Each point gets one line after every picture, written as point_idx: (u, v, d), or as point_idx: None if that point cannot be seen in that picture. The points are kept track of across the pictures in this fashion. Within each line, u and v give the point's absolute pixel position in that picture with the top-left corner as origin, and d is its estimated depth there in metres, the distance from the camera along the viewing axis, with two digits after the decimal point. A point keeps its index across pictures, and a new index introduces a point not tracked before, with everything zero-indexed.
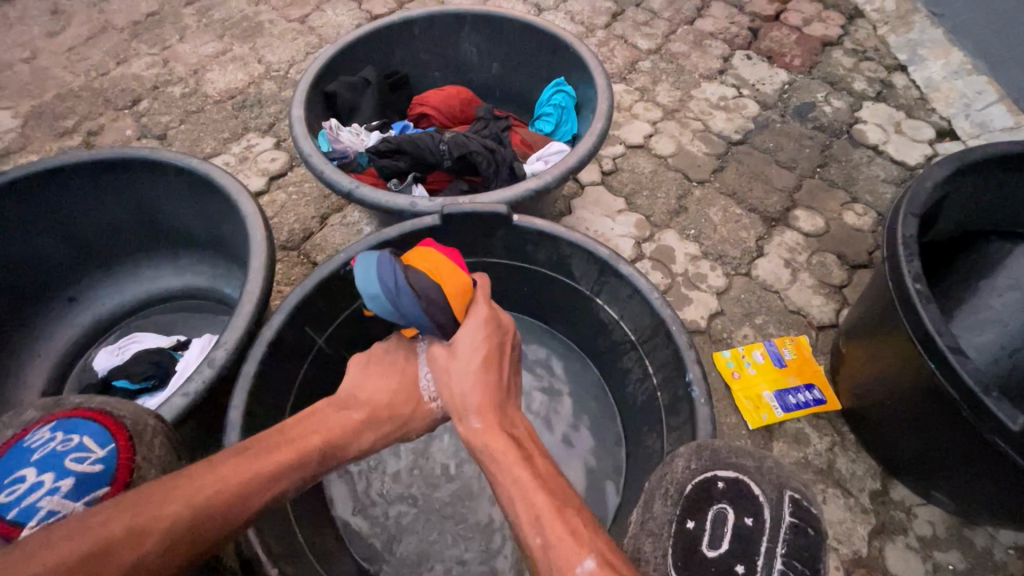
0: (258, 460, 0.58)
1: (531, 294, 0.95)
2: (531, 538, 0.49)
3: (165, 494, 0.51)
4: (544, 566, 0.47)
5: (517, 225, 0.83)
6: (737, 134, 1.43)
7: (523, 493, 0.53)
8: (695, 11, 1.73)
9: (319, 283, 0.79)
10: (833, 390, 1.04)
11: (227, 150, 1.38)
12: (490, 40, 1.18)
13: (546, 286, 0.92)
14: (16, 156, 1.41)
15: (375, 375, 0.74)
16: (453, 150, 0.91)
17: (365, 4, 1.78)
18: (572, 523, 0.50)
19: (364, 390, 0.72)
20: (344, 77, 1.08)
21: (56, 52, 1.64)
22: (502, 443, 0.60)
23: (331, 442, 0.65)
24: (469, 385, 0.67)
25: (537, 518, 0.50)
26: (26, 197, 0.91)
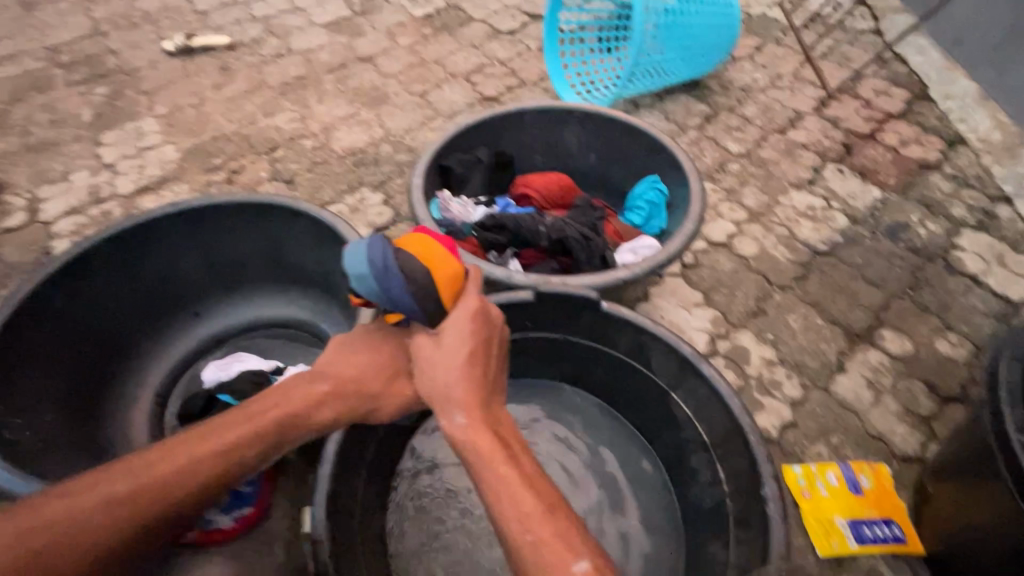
0: (216, 437, 0.71)
1: (604, 378, 0.98)
2: (523, 535, 0.62)
3: (141, 476, 0.67)
4: (534, 557, 0.61)
5: (604, 311, 0.87)
6: (823, 244, 1.43)
7: (509, 496, 0.64)
8: (787, 122, 1.80)
9: None
10: (916, 532, 0.97)
11: (342, 200, 1.55)
12: (592, 133, 1.29)
13: (622, 372, 0.94)
14: (169, 182, 1.64)
15: (350, 354, 0.82)
16: (552, 232, 0.98)
17: (478, 86, 2.00)
18: (553, 530, 0.62)
19: (340, 366, 0.81)
20: (459, 153, 1.21)
21: (218, 101, 1.94)
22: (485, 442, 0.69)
23: (287, 419, 0.75)
24: (454, 384, 0.74)
25: (525, 517, 0.62)
26: (184, 225, 1.06)
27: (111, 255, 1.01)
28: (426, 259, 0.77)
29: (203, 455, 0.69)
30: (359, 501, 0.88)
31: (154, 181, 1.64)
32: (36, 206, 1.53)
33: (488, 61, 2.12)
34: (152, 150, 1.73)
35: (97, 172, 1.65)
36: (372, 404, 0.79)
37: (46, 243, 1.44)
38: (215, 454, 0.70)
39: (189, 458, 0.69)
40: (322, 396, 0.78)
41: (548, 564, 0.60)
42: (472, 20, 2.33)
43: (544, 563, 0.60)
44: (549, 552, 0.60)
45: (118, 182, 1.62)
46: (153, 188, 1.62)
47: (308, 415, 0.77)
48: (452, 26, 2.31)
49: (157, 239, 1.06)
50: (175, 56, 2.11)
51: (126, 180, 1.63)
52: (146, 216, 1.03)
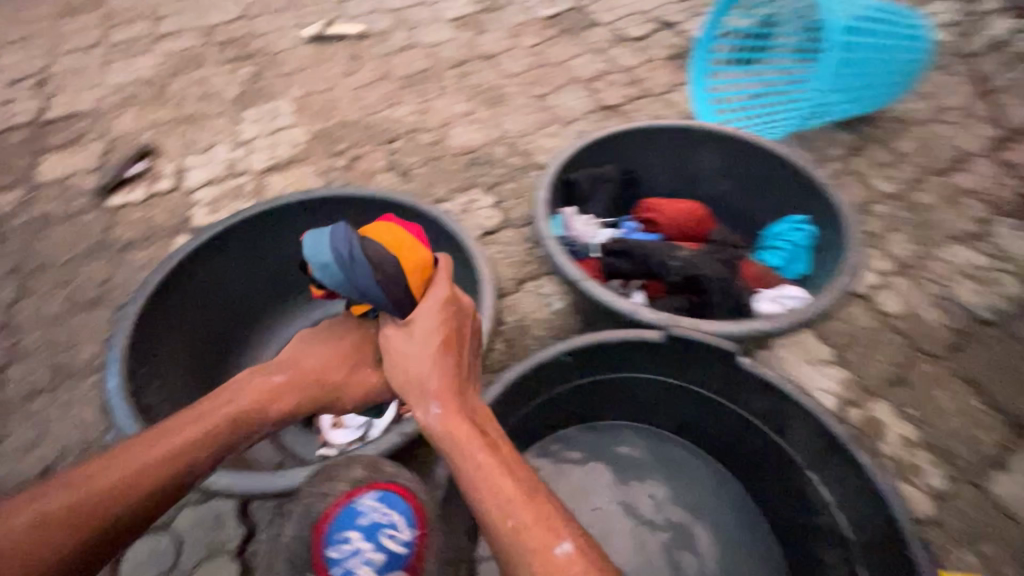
0: (176, 435, 0.72)
1: (723, 437, 0.90)
2: (504, 520, 0.61)
3: (100, 472, 0.67)
4: (517, 542, 0.60)
5: (745, 368, 0.79)
6: (988, 312, 1.23)
7: (491, 476, 0.64)
8: (951, 163, 1.57)
9: (536, 366, 0.78)
10: None
11: (453, 199, 1.56)
12: (730, 160, 1.19)
13: (747, 436, 0.87)
14: (295, 163, 1.73)
15: (313, 350, 0.87)
16: (685, 269, 0.91)
17: (599, 93, 1.93)
18: (537, 513, 0.62)
19: (298, 361, 0.85)
20: (585, 168, 1.15)
21: (346, 89, 2.02)
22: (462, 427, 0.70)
23: (246, 412, 0.78)
24: (431, 374, 0.75)
25: (505, 504, 0.62)
26: (314, 212, 1.10)
27: (249, 234, 1.07)
28: (393, 247, 0.79)
29: (167, 449, 0.70)
30: (459, 521, 0.87)
31: (283, 161, 1.73)
32: (181, 174, 1.67)
33: (611, 68, 2.05)
34: (284, 131, 1.83)
35: (235, 147, 1.77)
36: (330, 396, 0.84)
37: (187, 209, 1.56)
38: (177, 447, 0.71)
39: (150, 454, 0.69)
40: (278, 388, 0.82)
41: (531, 549, 0.59)
42: (598, 24, 2.27)
43: (528, 549, 0.59)
44: (532, 534, 0.60)
45: (252, 158, 1.73)
46: (281, 167, 1.71)
47: (268, 408, 0.80)
48: (577, 29, 2.26)
49: (290, 224, 1.10)
50: (312, 43, 2.23)
51: (259, 157, 1.73)
52: (284, 201, 1.07)
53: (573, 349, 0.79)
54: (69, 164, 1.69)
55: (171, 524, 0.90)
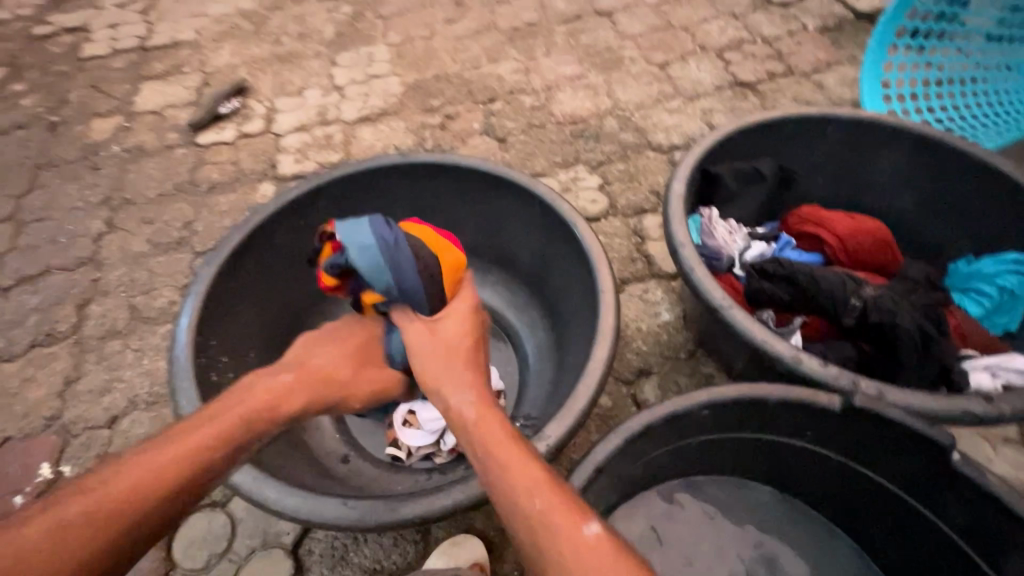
0: (188, 436, 0.59)
1: (886, 533, 0.71)
2: (530, 503, 0.51)
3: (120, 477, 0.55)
4: (544, 532, 0.49)
5: (953, 463, 0.60)
6: None
7: (516, 458, 0.55)
8: None
9: (669, 417, 0.62)
10: None
11: (554, 174, 1.38)
12: (920, 167, 0.93)
13: (925, 543, 0.67)
14: (387, 116, 1.60)
15: (318, 348, 0.76)
16: (871, 312, 0.69)
17: (732, 66, 1.66)
18: (566, 501, 0.51)
19: (307, 359, 0.73)
20: (731, 159, 0.94)
21: (447, 38, 1.85)
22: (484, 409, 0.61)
23: (262, 410, 0.64)
24: (449, 358, 0.68)
25: (532, 486, 0.52)
26: (409, 180, 0.97)
27: (336, 198, 0.96)
28: (430, 241, 0.77)
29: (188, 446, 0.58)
30: None
31: (374, 112, 1.61)
32: (271, 116, 1.59)
33: (749, 37, 1.75)
34: (378, 79, 1.71)
35: (327, 93, 1.66)
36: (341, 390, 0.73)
37: (274, 155, 1.48)
38: (196, 446, 0.58)
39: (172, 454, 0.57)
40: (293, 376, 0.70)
41: (559, 533, 0.49)
42: None
43: (559, 539, 0.48)
44: (562, 522, 0.49)
45: (344, 107, 1.63)
46: (372, 119, 1.59)
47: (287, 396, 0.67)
48: None
49: (380, 191, 0.98)
50: None
51: (351, 106, 1.62)
52: (375, 164, 0.94)
53: (716, 402, 0.62)
54: (166, 95, 1.65)
55: (227, 503, 0.85)
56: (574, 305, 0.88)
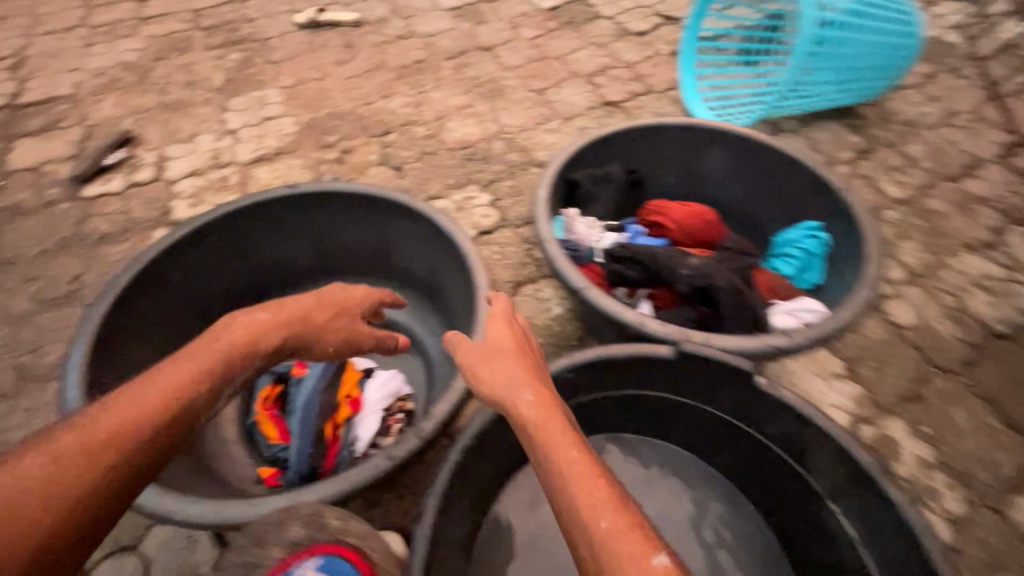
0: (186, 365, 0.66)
1: (735, 459, 0.85)
2: (596, 521, 0.50)
3: (71, 438, 0.56)
4: (607, 549, 0.49)
5: (759, 388, 0.74)
6: (1002, 326, 1.19)
7: (582, 467, 0.55)
8: (962, 168, 1.54)
9: None
10: None
11: (448, 195, 1.49)
12: (740, 161, 1.13)
13: (758, 459, 0.82)
14: (284, 155, 1.64)
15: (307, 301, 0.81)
16: (697, 278, 0.84)
17: (600, 88, 1.87)
18: (628, 515, 0.50)
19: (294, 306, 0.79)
20: (588, 167, 1.10)
21: (339, 78, 1.94)
22: (543, 413, 0.61)
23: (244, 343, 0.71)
24: (506, 371, 0.67)
25: (598, 505, 0.52)
26: (303, 209, 1.03)
27: (230, 233, 1.00)
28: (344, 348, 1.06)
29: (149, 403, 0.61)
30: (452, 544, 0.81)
31: (270, 152, 1.65)
32: (162, 163, 1.58)
33: (613, 63, 1.99)
34: (272, 120, 1.75)
35: (221, 137, 1.69)
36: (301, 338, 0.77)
37: (167, 201, 1.48)
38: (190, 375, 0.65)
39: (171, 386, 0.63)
40: (268, 324, 0.74)
41: (625, 554, 0.48)
42: (599, 17, 2.24)
43: (624, 557, 0.47)
44: (631, 542, 0.48)
45: (238, 149, 1.65)
46: (268, 159, 1.63)
47: (256, 344, 0.72)
48: (578, 22, 2.22)
49: (274, 222, 1.03)
50: (304, 29, 2.16)
51: (245, 148, 1.65)
52: (266, 197, 1.00)
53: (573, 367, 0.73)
54: (43, 151, 1.60)
55: (139, 544, 0.85)
56: (463, 306, 0.98)
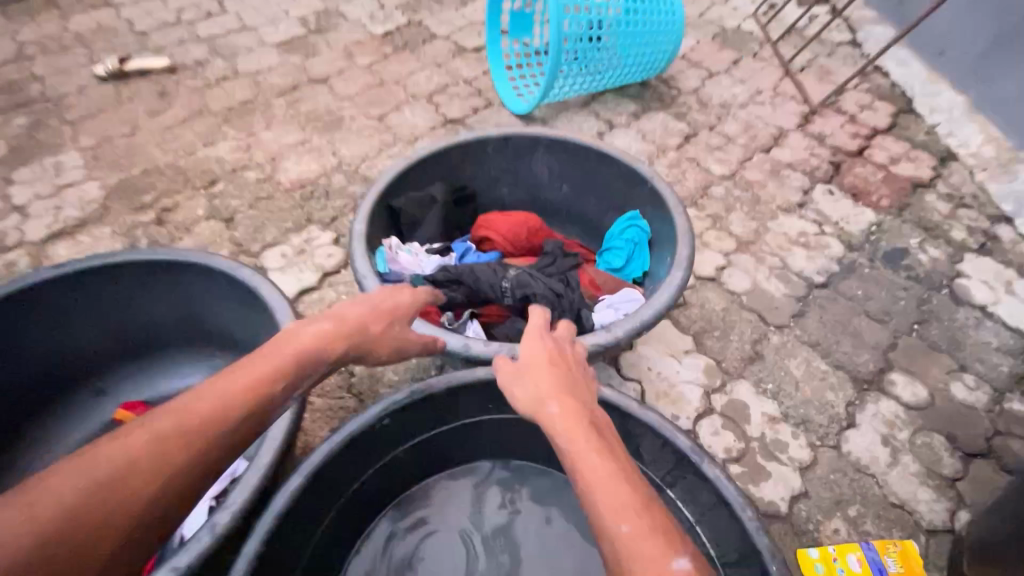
0: (247, 372, 0.62)
1: None
2: (618, 524, 0.49)
3: (151, 430, 0.55)
4: (629, 555, 0.47)
5: None
6: (819, 275, 1.30)
7: (605, 473, 0.53)
8: (771, 139, 1.70)
9: (346, 441, 0.75)
10: (921, 567, 0.86)
11: (287, 240, 1.38)
12: (563, 163, 1.14)
13: None
14: (88, 225, 1.44)
15: (355, 305, 0.76)
16: (515, 286, 0.89)
17: (441, 107, 1.87)
18: (656, 521, 0.50)
19: (341, 311, 0.74)
20: (409, 190, 1.05)
21: (153, 130, 1.75)
22: (575, 414, 0.60)
23: (303, 353, 0.67)
24: (544, 372, 0.66)
25: (622, 508, 0.50)
26: (77, 289, 0.88)
27: None
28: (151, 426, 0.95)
29: (214, 406, 0.58)
30: None
31: (70, 224, 1.44)
32: None
33: (451, 81, 1.99)
34: (71, 188, 1.54)
35: (5, 216, 1.44)
36: (366, 347, 0.74)
37: None
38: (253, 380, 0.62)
39: (234, 388, 0.61)
40: (331, 336, 0.70)
41: (648, 561, 0.47)
42: (435, 37, 2.25)
43: (644, 562, 0.47)
44: (651, 546, 0.48)
45: (29, 227, 1.43)
46: (69, 233, 1.42)
47: (319, 356, 0.69)
48: (414, 44, 2.21)
49: (31, 314, 0.86)
50: (108, 81, 1.94)
51: (37, 224, 1.43)
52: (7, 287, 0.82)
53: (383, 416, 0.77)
54: None
55: None
56: None
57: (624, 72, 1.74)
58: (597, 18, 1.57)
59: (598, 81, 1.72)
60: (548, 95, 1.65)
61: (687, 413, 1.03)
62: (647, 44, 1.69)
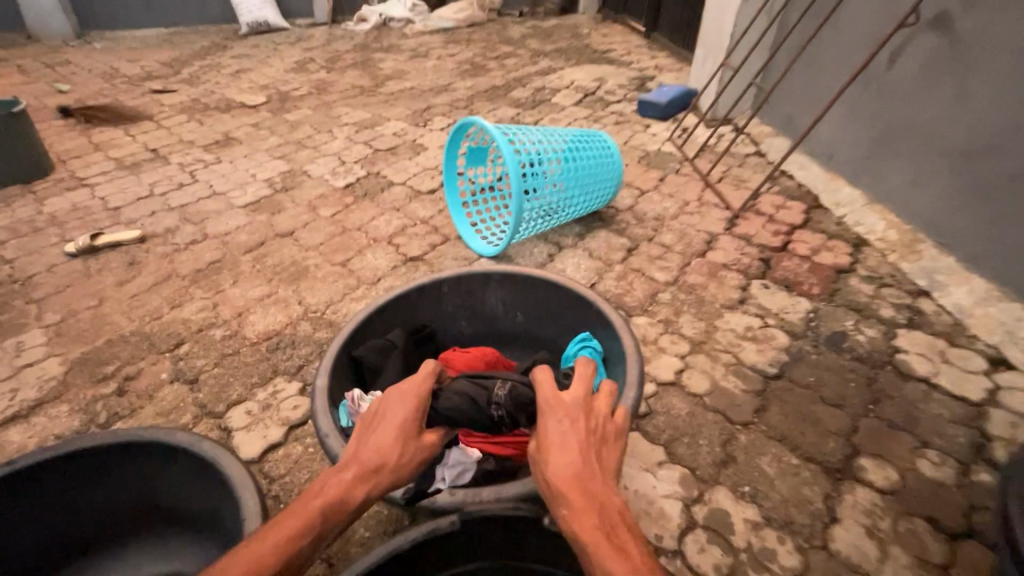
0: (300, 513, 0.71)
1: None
2: None
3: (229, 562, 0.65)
4: None
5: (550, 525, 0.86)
6: (772, 366, 1.37)
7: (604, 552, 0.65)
8: (704, 244, 1.87)
9: None
10: None
11: (253, 395, 1.39)
12: (514, 295, 1.23)
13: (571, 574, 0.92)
14: (47, 405, 1.42)
15: (372, 440, 0.83)
16: (510, 403, 0.98)
17: (402, 247, 2.00)
18: None
19: (362, 451, 0.81)
20: (371, 337, 1.11)
21: (120, 299, 1.80)
22: (579, 494, 0.72)
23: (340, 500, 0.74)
24: (556, 454, 0.76)
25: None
26: (23, 489, 0.87)
27: None
28: None
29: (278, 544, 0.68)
30: None
31: (27, 405, 1.42)
32: None
33: (410, 222, 2.15)
34: (30, 367, 1.53)
35: None
36: (395, 475, 0.81)
37: None
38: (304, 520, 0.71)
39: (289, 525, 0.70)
40: (353, 482, 0.76)
41: None
42: (392, 184, 2.47)
43: None
44: None
45: None
46: (25, 415, 1.40)
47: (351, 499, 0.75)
48: (374, 192, 2.42)
49: None
50: (78, 256, 2.02)
51: None
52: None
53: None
54: None
55: None
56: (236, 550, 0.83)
57: (574, 207, 1.89)
58: (541, 167, 1.74)
59: (552, 220, 1.88)
60: (512, 239, 1.81)
61: (669, 530, 1.02)
62: (589, 179, 1.87)
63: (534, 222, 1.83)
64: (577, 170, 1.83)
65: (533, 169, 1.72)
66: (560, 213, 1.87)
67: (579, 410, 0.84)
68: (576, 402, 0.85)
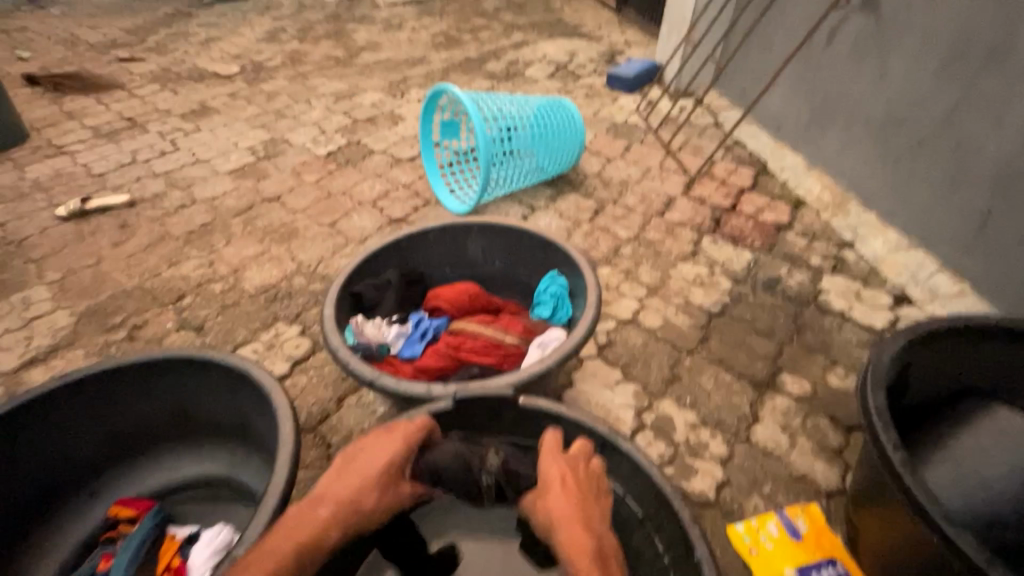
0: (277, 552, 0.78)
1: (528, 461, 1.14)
2: None
3: None
4: None
5: (523, 405, 1.04)
6: (715, 306, 1.59)
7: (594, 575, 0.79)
8: (663, 205, 2.07)
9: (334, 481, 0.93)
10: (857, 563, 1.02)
11: (258, 338, 1.54)
12: (492, 243, 1.40)
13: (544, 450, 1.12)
14: (62, 352, 1.54)
15: (344, 481, 0.90)
16: (499, 474, 1.05)
17: (386, 210, 2.14)
18: None
19: (337, 491, 0.88)
20: (368, 277, 1.27)
21: (117, 258, 1.89)
22: (572, 525, 0.86)
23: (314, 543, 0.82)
24: (555, 495, 0.90)
25: None
26: (77, 399, 1.03)
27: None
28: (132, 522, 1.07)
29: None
30: None
31: (43, 353, 1.54)
32: None
33: (392, 187, 2.28)
34: (40, 319, 1.64)
35: None
36: (365, 516, 0.90)
37: None
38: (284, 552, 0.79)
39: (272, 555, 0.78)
40: (330, 521, 0.85)
41: None
42: (373, 152, 2.58)
43: None
44: None
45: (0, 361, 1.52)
46: (43, 361, 1.52)
47: (324, 540, 0.84)
48: (355, 160, 2.53)
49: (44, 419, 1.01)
50: (69, 219, 2.09)
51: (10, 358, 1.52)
52: (19, 400, 0.98)
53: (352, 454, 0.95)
54: None
55: None
56: (272, 441, 1.02)
57: (543, 171, 2.07)
58: (511, 132, 1.90)
59: (521, 181, 2.05)
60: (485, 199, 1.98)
61: (623, 430, 1.24)
62: (556, 144, 2.04)
63: (504, 183, 2.00)
64: (544, 134, 1.99)
65: (504, 134, 1.88)
66: (528, 174, 2.05)
67: (573, 456, 0.95)
68: (573, 450, 0.97)
